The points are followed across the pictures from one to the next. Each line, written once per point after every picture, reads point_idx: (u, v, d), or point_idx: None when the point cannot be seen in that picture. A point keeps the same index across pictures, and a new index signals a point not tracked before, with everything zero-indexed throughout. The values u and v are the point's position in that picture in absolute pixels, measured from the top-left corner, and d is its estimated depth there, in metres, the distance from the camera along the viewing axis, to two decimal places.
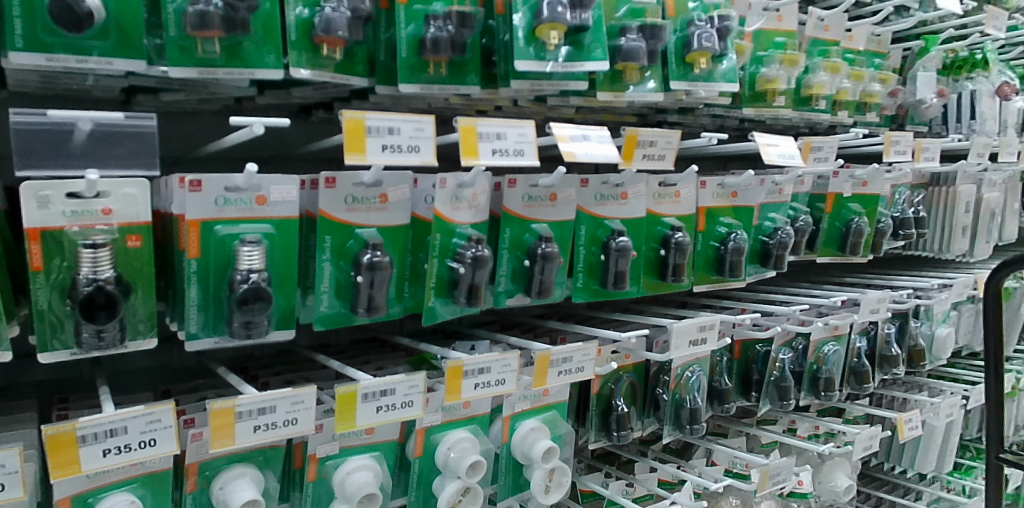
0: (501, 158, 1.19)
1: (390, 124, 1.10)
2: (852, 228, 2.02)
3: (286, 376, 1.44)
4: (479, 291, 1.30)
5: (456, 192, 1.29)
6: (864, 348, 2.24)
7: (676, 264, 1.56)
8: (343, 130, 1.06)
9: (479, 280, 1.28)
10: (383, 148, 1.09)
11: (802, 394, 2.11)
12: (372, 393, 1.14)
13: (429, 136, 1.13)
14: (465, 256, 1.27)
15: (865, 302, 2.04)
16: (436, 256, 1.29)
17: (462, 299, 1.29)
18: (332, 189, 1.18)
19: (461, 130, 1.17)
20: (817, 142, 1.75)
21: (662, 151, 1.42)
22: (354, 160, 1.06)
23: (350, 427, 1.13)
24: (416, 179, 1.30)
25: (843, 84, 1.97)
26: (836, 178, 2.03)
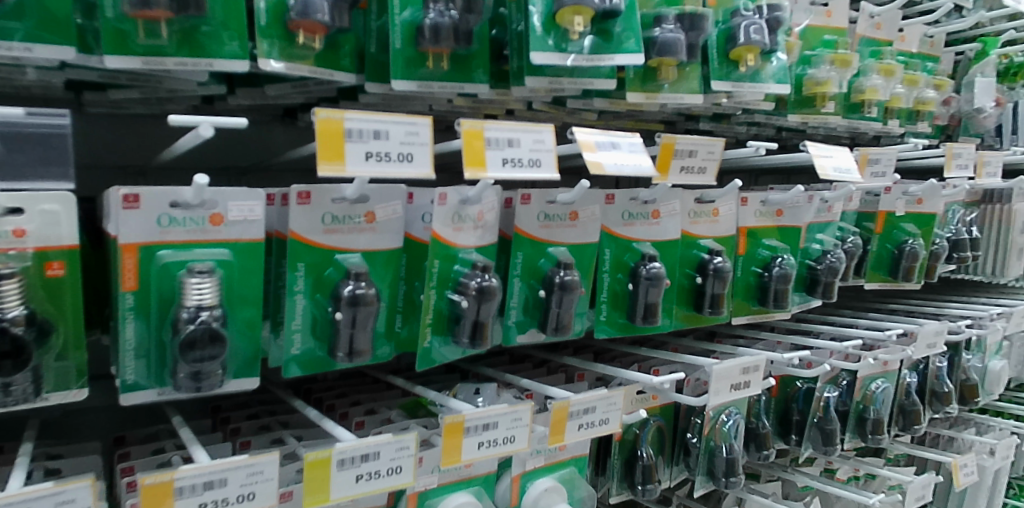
0: (513, 170, 0.98)
1: (376, 127, 0.88)
2: (906, 251, 1.80)
3: (260, 420, 1.25)
4: (485, 328, 1.08)
5: (461, 210, 1.08)
6: (914, 384, 2.01)
7: (715, 295, 1.34)
8: (316, 133, 0.84)
9: (487, 318, 1.08)
10: (366, 156, 0.87)
11: (847, 437, 1.90)
12: (350, 458, 0.93)
13: (426, 142, 0.92)
14: (468, 287, 1.06)
15: (921, 336, 1.81)
16: (434, 287, 1.07)
17: (465, 342, 1.08)
18: (306, 207, 0.97)
19: (465, 136, 0.95)
20: (874, 154, 1.51)
21: (702, 163, 1.20)
22: (330, 172, 0.84)
23: (323, 502, 0.91)
24: (413, 193, 1.09)
25: (896, 89, 1.75)
26: (888, 195, 1.81)
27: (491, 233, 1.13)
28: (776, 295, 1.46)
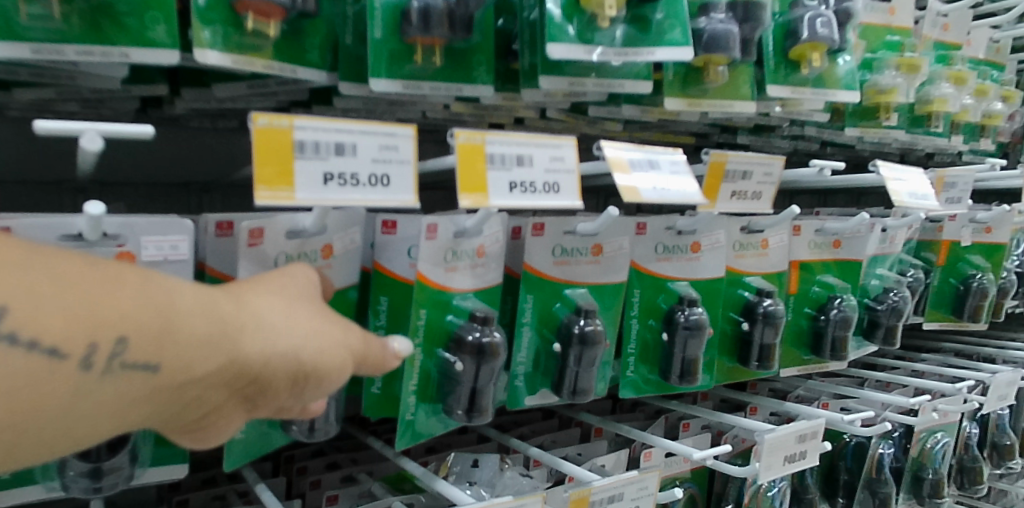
0: (523, 197, 0.75)
1: (339, 140, 0.65)
2: (973, 288, 1.55)
3: (213, 489, 1.07)
4: (485, 396, 0.85)
5: (456, 246, 0.85)
6: (975, 436, 1.77)
7: (765, 345, 1.11)
8: (253, 148, 0.61)
9: (488, 384, 0.85)
10: (325, 180, 0.64)
11: (901, 498, 1.65)
12: None
13: (409, 160, 0.69)
14: (464, 344, 0.83)
15: (993, 387, 1.60)
16: (419, 344, 0.85)
17: (459, 416, 0.85)
18: (229, 239, 0.79)
19: (460, 153, 0.72)
20: (951, 176, 1.28)
21: (757, 186, 0.96)
22: (271, 199, 0.61)
23: None
24: (395, 221, 0.87)
25: (966, 101, 1.51)
26: (953, 222, 1.57)
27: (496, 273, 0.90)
28: (834, 343, 1.22)
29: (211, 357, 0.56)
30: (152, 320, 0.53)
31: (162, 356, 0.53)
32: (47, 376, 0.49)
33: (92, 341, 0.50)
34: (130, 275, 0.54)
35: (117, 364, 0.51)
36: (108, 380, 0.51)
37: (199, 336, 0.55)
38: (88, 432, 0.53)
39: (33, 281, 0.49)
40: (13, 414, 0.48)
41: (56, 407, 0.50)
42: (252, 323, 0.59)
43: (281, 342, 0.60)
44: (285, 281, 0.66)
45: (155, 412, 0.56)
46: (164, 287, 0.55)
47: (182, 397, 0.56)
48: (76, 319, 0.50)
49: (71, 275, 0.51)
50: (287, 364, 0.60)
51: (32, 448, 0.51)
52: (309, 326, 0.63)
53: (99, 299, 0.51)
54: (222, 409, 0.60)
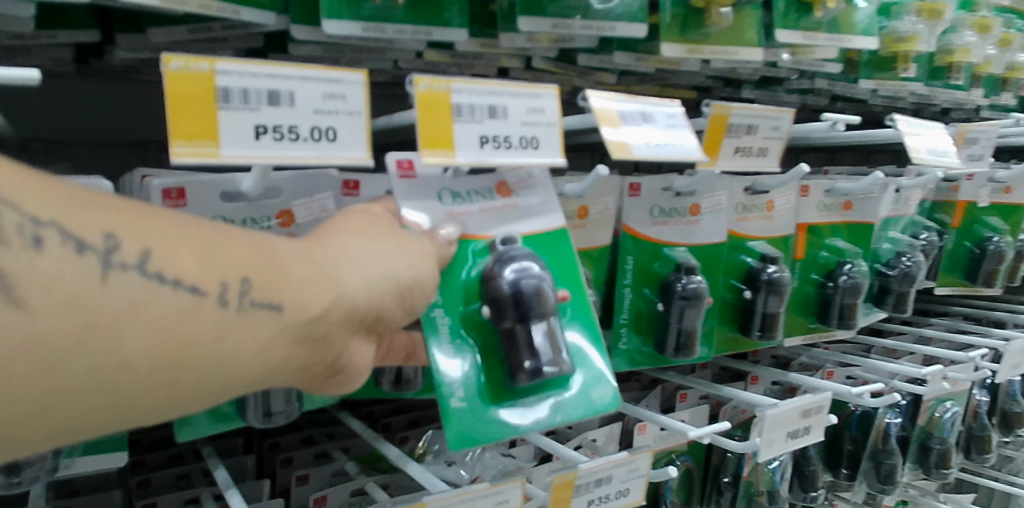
0: (494, 152, 0.66)
1: (272, 87, 0.60)
2: (990, 251, 1.47)
3: (177, 469, 0.99)
4: (551, 342, 0.70)
5: (460, 186, 0.77)
6: (985, 404, 1.69)
7: (769, 314, 1.02)
8: (169, 92, 0.56)
9: (549, 326, 0.71)
10: (257, 133, 0.59)
11: (907, 468, 1.58)
12: None
13: (360, 111, 0.64)
14: (501, 291, 0.71)
15: (1008, 354, 1.52)
16: (450, 310, 0.75)
17: (524, 373, 0.70)
18: (184, 209, 0.72)
19: (421, 103, 0.62)
20: (974, 132, 1.18)
21: (764, 142, 0.87)
22: (190, 155, 0.56)
23: None
24: (358, 181, 0.80)
25: (989, 51, 1.41)
26: (970, 182, 1.48)
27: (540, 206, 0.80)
28: (842, 311, 1.14)
29: (322, 292, 0.57)
30: (264, 261, 0.54)
31: (280, 296, 0.54)
32: (187, 317, 0.49)
33: (224, 280, 0.51)
34: (233, 231, 0.55)
35: (248, 303, 0.52)
36: (246, 322, 0.52)
37: (308, 273, 0.57)
38: (205, 391, 0.52)
39: (155, 230, 0.50)
40: (168, 359, 0.49)
41: (204, 349, 0.51)
42: (345, 258, 0.60)
43: (377, 268, 0.61)
44: (363, 215, 0.67)
45: (289, 359, 0.57)
46: (261, 238, 0.56)
47: (309, 338, 0.57)
48: (204, 264, 0.51)
49: (188, 230, 0.52)
50: (388, 289, 0.62)
51: (188, 396, 0.51)
52: (395, 247, 0.64)
53: (215, 247, 0.53)
54: (329, 349, 0.59)
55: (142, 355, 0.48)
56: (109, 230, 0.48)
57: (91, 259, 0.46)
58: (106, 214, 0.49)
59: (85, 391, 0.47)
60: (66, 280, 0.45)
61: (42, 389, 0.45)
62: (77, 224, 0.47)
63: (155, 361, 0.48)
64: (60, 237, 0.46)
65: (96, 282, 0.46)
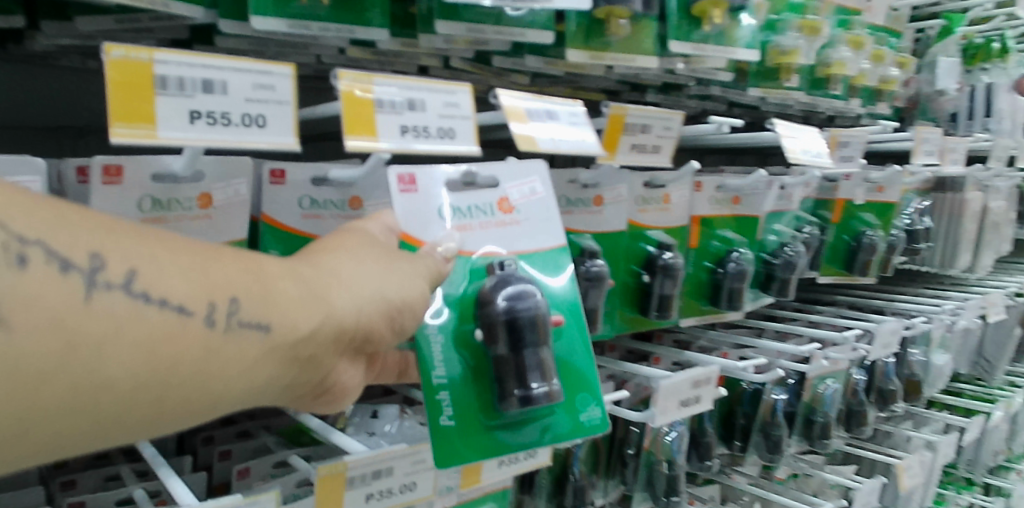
0: (414, 140, 0.74)
1: (206, 77, 0.66)
2: (865, 243, 1.64)
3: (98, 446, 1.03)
4: (543, 371, 0.81)
5: (462, 202, 0.88)
6: (862, 382, 1.86)
7: (664, 296, 1.14)
8: (110, 77, 0.62)
9: (538, 350, 0.81)
10: (192, 118, 0.66)
11: (793, 440, 1.73)
12: (362, 475, 0.86)
13: (288, 100, 0.71)
14: (495, 322, 0.82)
15: (879, 335, 1.69)
16: (443, 330, 0.85)
17: (514, 399, 0.81)
18: (117, 186, 0.76)
19: (344, 96, 0.70)
20: (845, 137, 1.33)
21: (657, 140, 0.98)
22: (129, 135, 0.62)
23: None
24: (284, 170, 0.87)
25: (863, 65, 1.58)
26: (848, 181, 1.63)
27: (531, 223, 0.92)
28: (730, 294, 1.27)
29: (314, 314, 0.63)
30: (252, 283, 0.60)
31: (269, 316, 0.60)
32: (173, 335, 0.55)
33: (211, 301, 0.57)
34: (226, 253, 0.61)
35: (236, 324, 0.58)
36: (231, 340, 0.58)
37: (299, 297, 0.63)
38: (189, 407, 0.57)
39: (141, 251, 0.56)
40: (150, 377, 0.54)
41: (190, 368, 0.56)
42: (334, 281, 0.67)
43: (368, 292, 0.68)
44: (358, 239, 0.73)
45: (278, 376, 0.63)
46: (254, 261, 0.62)
47: (293, 364, 0.63)
48: (191, 286, 0.56)
49: (180, 255, 0.58)
50: (374, 317, 0.68)
51: (169, 412, 0.56)
52: (384, 271, 0.71)
53: (201, 268, 0.59)
54: (319, 366, 0.66)
55: (126, 374, 0.53)
56: (94, 251, 0.53)
57: (75, 279, 0.51)
58: (92, 235, 0.54)
59: (69, 410, 0.52)
60: (52, 298, 0.50)
61: (28, 408, 0.50)
62: (64, 245, 0.52)
63: (137, 379, 0.53)
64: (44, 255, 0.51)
65: (81, 302, 0.51)
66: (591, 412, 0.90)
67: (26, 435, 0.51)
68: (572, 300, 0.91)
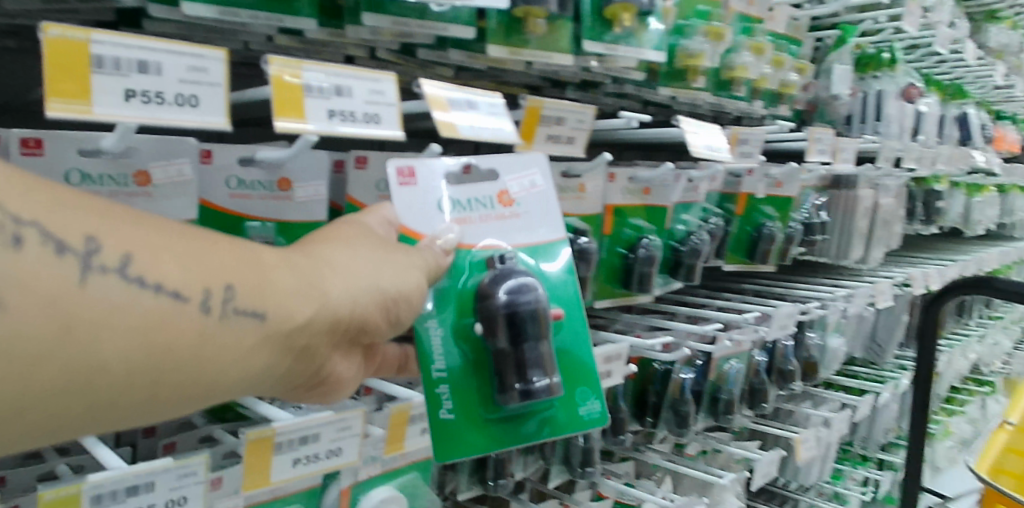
0: (340, 124, 0.79)
1: (141, 58, 0.71)
2: (765, 234, 1.78)
3: None
4: (543, 365, 0.92)
5: (462, 196, 0.97)
6: (763, 363, 2.01)
7: (579, 277, 1.23)
8: (46, 54, 0.66)
9: (533, 346, 0.91)
10: (127, 96, 0.70)
11: (700, 417, 1.85)
12: (290, 440, 0.91)
13: (219, 83, 0.76)
14: (495, 319, 0.91)
15: (776, 318, 1.84)
16: (444, 325, 0.95)
17: (515, 392, 0.91)
18: (39, 158, 0.80)
19: (274, 80, 0.76)
20: (744, 134, 1.45)
21: (571, 132, 1.07)
22: (65, 111, 0.66)
23: (262, 486, 0.89)
24: (211, 150, 0.91)
25: (764, 70, 1.71)
26: (751, 176, 1.76)
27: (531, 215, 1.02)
28: (641, 278, 1.37)
29: (308, 303, 0.74)
30: (248, 273, 0.71)
31: (264, 306, 0.71)
32: (169, 317, 0.65)
33: (207, 288, 0.67)
34: (228, 245, 0.72)
35: (229, 309, 0.68)
36: (224, 323, 0.68)
37: (296, 287, 0.74)
38: (187, 387, 0.67)
39: (141, 242, 0.66)
40: (145, 355, 0.64)
41: (188, 351, 0.66)
42: (331, 271, 0.77)
43: (361, 282, 0.79)
44: (355, 233, 0.84)
45: (276, 361, 0.74)
46: (255, 254, 0.73)
47: (291, 345, 0.74)
48: (188, 274, 0.66)
49: (176, 248, 0.68)
50: (367, 300, 0.79)
51: (170, 391, 0.66)
52: (376, 262, 0.81)
53: (200, 257, 0.69)
54: (315, 351, 0.77)
55: (121, 351, 0.62)
56: (88, 235, 0.63)
57: (70, 260, 0.61)
58: (87, 220, 0.64)
59: (72, 385, 0.61)
60: (52, 280, 0.60)
61: (38, 378, 0.59)
62: (58, 227, 0.61)
63: (134, 356, 0.63)
64: (41, 239, 0.60)
65: (77, 283, 0.61)
66: (591, 405, 1.01)
67: (36, 406, 0.60)
68: (567, 291, 1.01)
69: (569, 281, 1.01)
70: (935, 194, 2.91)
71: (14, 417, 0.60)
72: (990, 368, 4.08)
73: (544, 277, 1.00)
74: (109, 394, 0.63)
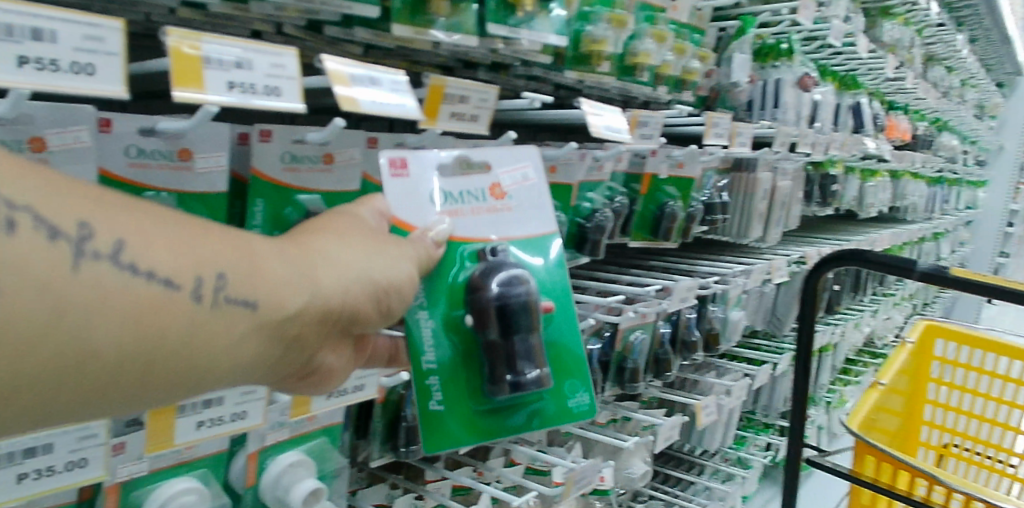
0: (240, 96, 0.82)
1: (36, 25, 0.72)
2: (667, 212, 1.87)
3: None
4: (532, 357, 1.04)
5: (453, 188, 1.10)
6: (667, 335, 2.11)
7: None
8: None
9: (524, 337, 1.03)
10: (21, 62, 0.71)
11: (607, 386, 1.94)
12: (192, 404, 0.93)
13: (116, 52, 0.77)
14: (485, 314, 1.03)
15: (677, 291, 1.94)
16: (435, 318, 1.07)
17: (506, 384, 1.03)
18: None
19: (173, 52, 0.78)
20: (644, 117, 1.53)
21: (475, 110, 1.11)
22: None
23: (165, 448, 0.92)
24: (110, 119, 0.91)
25: (666, 56, 1.79)
26: (654, 157, 1.85)
27: (520, 206, 1.15)
28: None
29: (300, 294, 0.80)
30: (242, 262, 0.76)
31: (257, 295, 0.77)
32: (163, 303, 0.70)
33: (200, 277, 0.72)
34: (225, 235, 0.77)
35: (221, 298, 0.73)
36: (217, 311, 0.74)
37: (289, 277, 0.80)
38: (179, 372, 0.73)
39: (136, 229, 0.70)
40: (138, 340, 0.69)
41: (179, 337, 0.72)
42: (324, 261, 0.84)
43: (350, 274, 0.86)
44: (345, 225, 0.91)
45: (267, 347, 0.80)
46: (251, 246, 0.79)
47: (283, 331, 0.80)
48: (181, 261, 0.71)
49: (169, 235, 0.73)
50: (354, 288, 0.86)
51: (163, 376, 0.72)
52: (362, 253, 0.88)
53: (195, 245, 0.74)
54: (304, 338, 0.84)
55: (115, 337, 0.67)
56: (80, 220, 0.67)
57: (62, 244, 0.64)
58: (72, 203, 0.67)
59: (69, 368, 0.66)
60: (45, 265, 0.63)
61: (38, 362, 0.64)
62: (51, 212, 0.65)
63: (127, 341, 0.68)
64: (35, 224, 0.63)
65: (70, 268, 0.65)
66: (580, 397, 1.15)
67: (33, 388, 0.65)
68: (549, 282, 1.14)
69: (555, 274, 1.15)
70: (831, 177, 3.09)
71: (12, 397, 0.65)
72: (882, 340, 4.36)
73: (533, 269, 1.13)
74: (102, 377, 0.68)
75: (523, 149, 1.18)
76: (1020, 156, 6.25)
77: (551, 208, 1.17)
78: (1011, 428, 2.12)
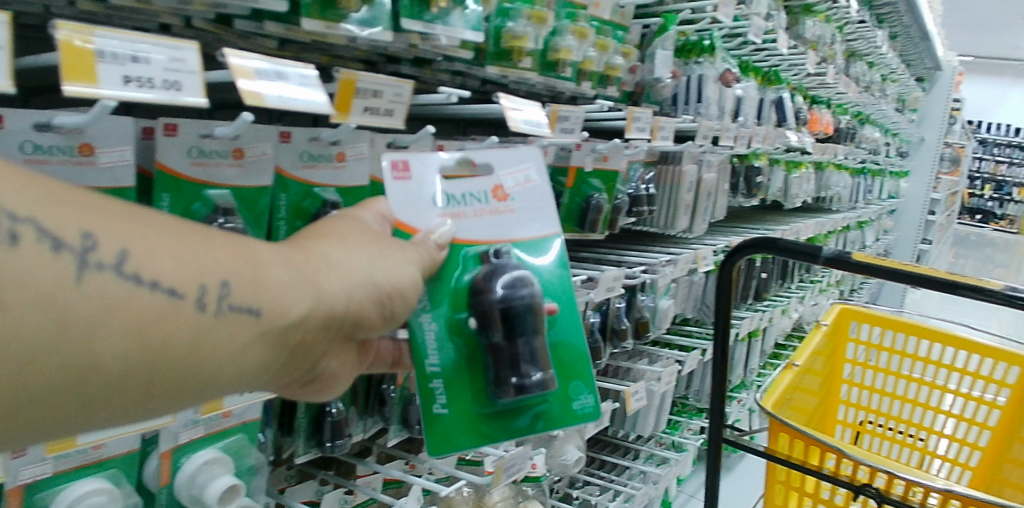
0: (137, 90, 0.81)
1: None
2: (593, 205, 1.92)
3: None
4: (536, 359, 1.08)
5: (455, 191, 1.15)
6: (596, 324, 2.15)
7: None
8: None
9: (528, 340, 1.07)
10: None
11: None
12: None
13: (3, 46, 0.75)
14: (490, 317, 1.06)
15: (603, 280, 1.98)
16: (439, 321, 1.10)
17: (510, 387, 1.07)
18: None
19: (62, 47, 0.77)
20: (564, 112, 1.56)
21: (389, 104, 1.11)
22: None
23: (66, 447, 0.94)
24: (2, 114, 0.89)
25: (588, 52, 1.83)
26: (579, 151, 1.88)
27: (523, 207, 1.19)
28: None
29: (303, 300, 0.84)
30: (246, 270, 0.80)
31: (261, 302, 0.81)
32: (167, 313, 0.73)
33: (204, 286, 0.76)
34: (231, 244, 0.81)
35: (224, 306, 0.77)
36: (220, 318, 0.77)
37: (293, 284, 0.84)
38: (181, 380, 0.77)
39: (141, 240, 0.74)
40: (141, 351, 0.72)
41: (183, 345, 0.76)
42: (326, 267, 0.88)
43: (352, 279, 0.90)
44: (348, 231, 0.96)
45: (269, 353, 0.84)
46: (255, 255, 0.83)
47: (287, 337, 0.84)
48: (185, 271, 0.75)
49: (174, 244, 0.76)
50: (356, 293, 0.90)
51: (163, 386, 0.75)
52: (361, 258, 0.92)
53: (200, 255, 0.78)
54: (306, 343, 0.88)
55: (118, 349, 0.71)
56: (84, 231, 0.70)
57: (66, 255, 0.68)
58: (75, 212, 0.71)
59: (73, 377, 0.69)
60: (51, 276, 0.67)
61: (43, 371, 0.67)
62: (54, 223, 0.68)
63: (131, 351, 0.71)
64: (37, 237, 0.67)
65: (74, 280, 0.68)
66: (584, 399, 1.18)
67: (39, 397, 0.69)
68: (551, 283, 1.18)
69: (557, 274, 1.18)
70: (755, 169, 3.18)
71: (20, 410, 0.68)
72: (810, 325, 4.52)
73: (537, 269, 1.17)
74: (108, 386, 0.72)
75: (524, 151, 1.23)
76: (939, 148, 6.54)
77: (553, 209, 1.20)
78: (926, 405, 2.19)
